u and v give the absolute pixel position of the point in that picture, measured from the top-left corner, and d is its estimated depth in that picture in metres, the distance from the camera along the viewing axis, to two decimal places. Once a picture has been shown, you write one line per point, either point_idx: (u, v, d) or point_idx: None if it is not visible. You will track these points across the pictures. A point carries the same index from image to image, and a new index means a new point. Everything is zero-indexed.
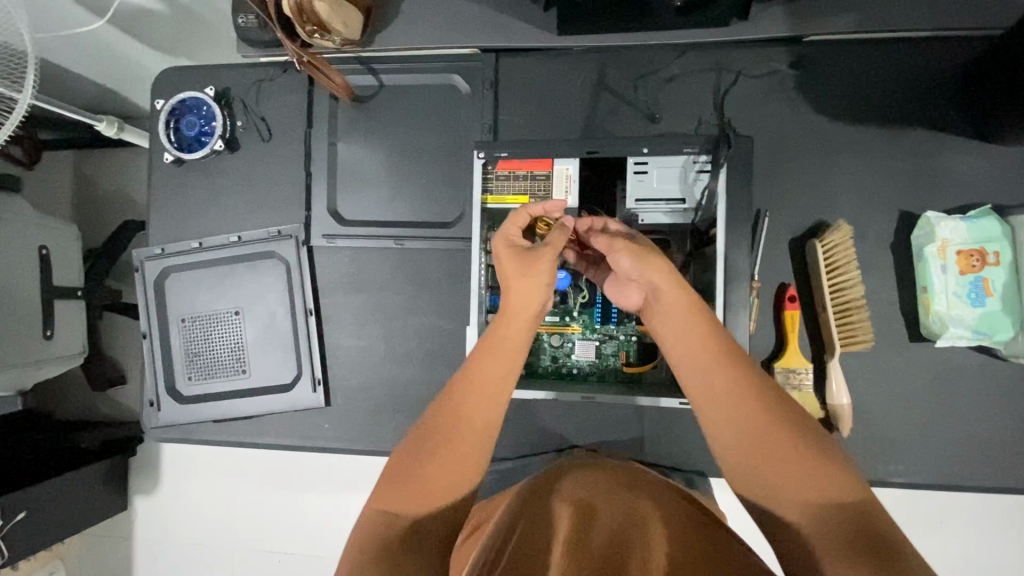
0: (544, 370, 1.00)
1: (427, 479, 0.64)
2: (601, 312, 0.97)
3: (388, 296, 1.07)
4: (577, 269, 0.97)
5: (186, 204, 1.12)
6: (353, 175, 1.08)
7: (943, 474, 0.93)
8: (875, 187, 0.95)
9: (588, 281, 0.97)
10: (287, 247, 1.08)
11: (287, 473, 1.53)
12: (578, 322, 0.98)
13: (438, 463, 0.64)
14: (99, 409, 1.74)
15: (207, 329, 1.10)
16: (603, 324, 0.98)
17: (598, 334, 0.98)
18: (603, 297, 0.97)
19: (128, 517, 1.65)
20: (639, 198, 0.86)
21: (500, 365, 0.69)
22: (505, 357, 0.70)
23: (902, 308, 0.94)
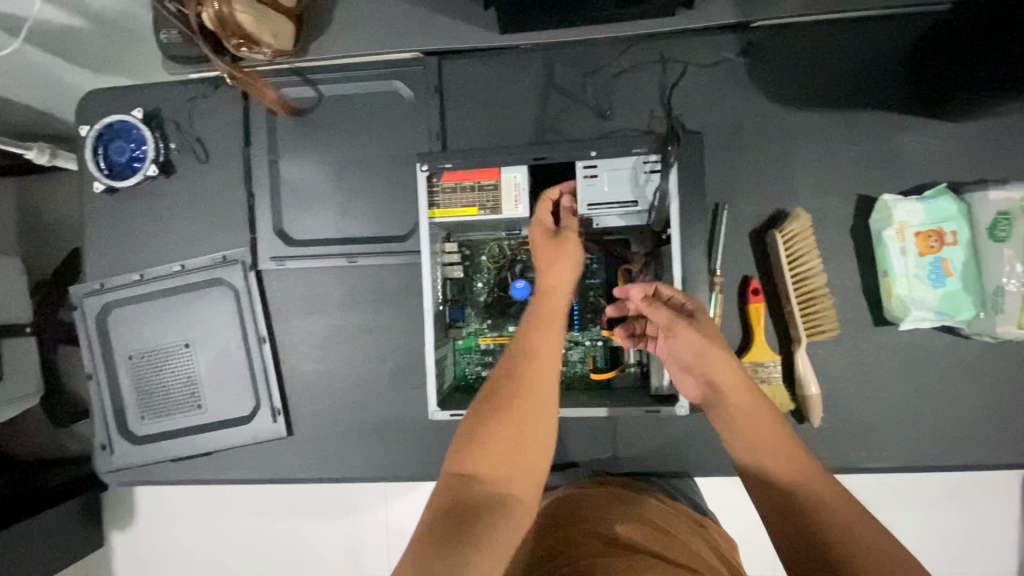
0: None
1: (508, 456, 0.62)
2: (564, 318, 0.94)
3: (346, 316, 1.03)
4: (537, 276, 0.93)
5: (123, 235, 1.06)
6: (298, 193, 1.03)
7: (914, 457, 0.93)
8: (832, 172, 0.94)
9: None
10: (235, 272, 1.02)
11: (264, 501, 1.49)
12: None
13: (512, 425, 0.64)
14: (63, 447, 1.67)
15: (158, 364, 1.05)
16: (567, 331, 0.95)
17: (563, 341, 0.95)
18: None
19: (101, 557, 1.58)
20: (591, 203, 0.83)
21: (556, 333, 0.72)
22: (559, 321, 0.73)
23: (865, 293, 0.93)
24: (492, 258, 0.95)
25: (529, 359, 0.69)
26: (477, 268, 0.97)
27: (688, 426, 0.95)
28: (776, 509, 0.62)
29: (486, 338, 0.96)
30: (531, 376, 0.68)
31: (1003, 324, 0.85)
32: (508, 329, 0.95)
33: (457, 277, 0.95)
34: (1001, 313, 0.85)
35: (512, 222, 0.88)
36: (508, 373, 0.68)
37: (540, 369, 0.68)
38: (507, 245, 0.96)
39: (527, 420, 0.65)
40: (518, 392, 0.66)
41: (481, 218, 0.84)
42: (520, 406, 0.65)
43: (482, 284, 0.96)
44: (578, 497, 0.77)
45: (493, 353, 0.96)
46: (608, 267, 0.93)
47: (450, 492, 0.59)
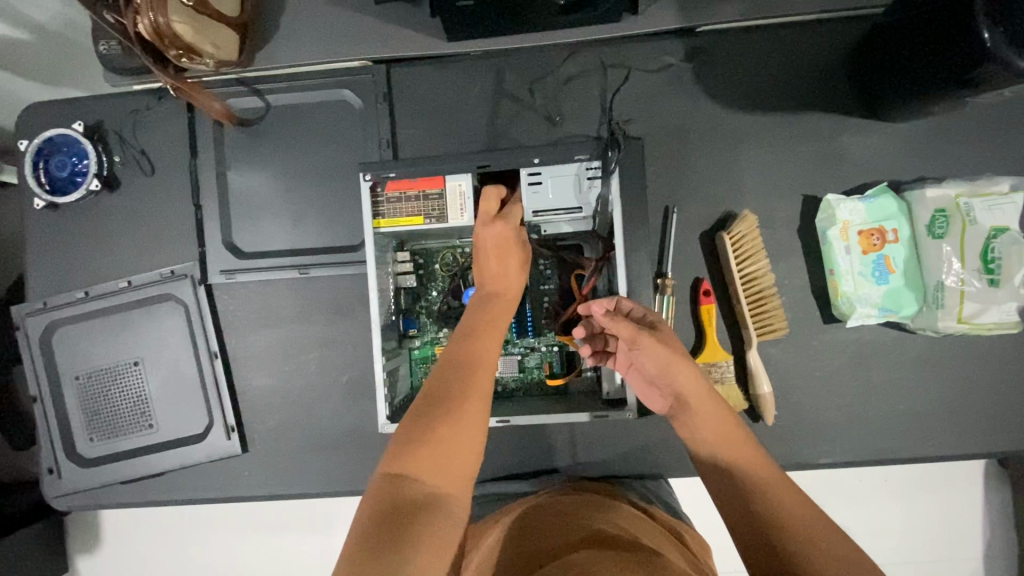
0: None
1: (438, 455, 0.58)
2: (517, 325, 0.93)
3: (300, 329, 1.01)
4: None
5: (66, 252, 1.03)
6: (248, 205, 1.01)
7: (866, 451, 0.95)
8: (778, 173, 0.96)
9: None
10: (184, 287, 1.00)
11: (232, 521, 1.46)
12: None
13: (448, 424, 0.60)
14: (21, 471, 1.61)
15: (105, 384, 1.02)
16: (521, 337, 0.94)
17: (519, 348, 0.95)
18: (517, 309, 0.93)
19: None
20: (536, 210, 0.83)
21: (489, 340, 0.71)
22: (490, 331, 0.72)
23: (814, 291, 0.95)
24: (445, 266, 0.95)
25: (469, 364, 0.67)
26: (431, 276, 0.96)
27: (646, 428, 0.96)
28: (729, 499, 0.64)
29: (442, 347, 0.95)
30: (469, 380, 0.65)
31: (944, 319, 0.87)
32: None
33: (410, 286, 0.94)
34: (942, 308, 0.87)
35: (462, 231, 0.87)
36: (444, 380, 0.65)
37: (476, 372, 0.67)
38: (461, 253, 0.95)
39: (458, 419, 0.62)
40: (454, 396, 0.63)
41: (426, 227, 0.82)
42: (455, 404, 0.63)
43: (436, 293, 0.95)
44: (548, 505, 0.76)
45: None
46: (561, 271, 0.94)
47: (382, 497, 0.54)
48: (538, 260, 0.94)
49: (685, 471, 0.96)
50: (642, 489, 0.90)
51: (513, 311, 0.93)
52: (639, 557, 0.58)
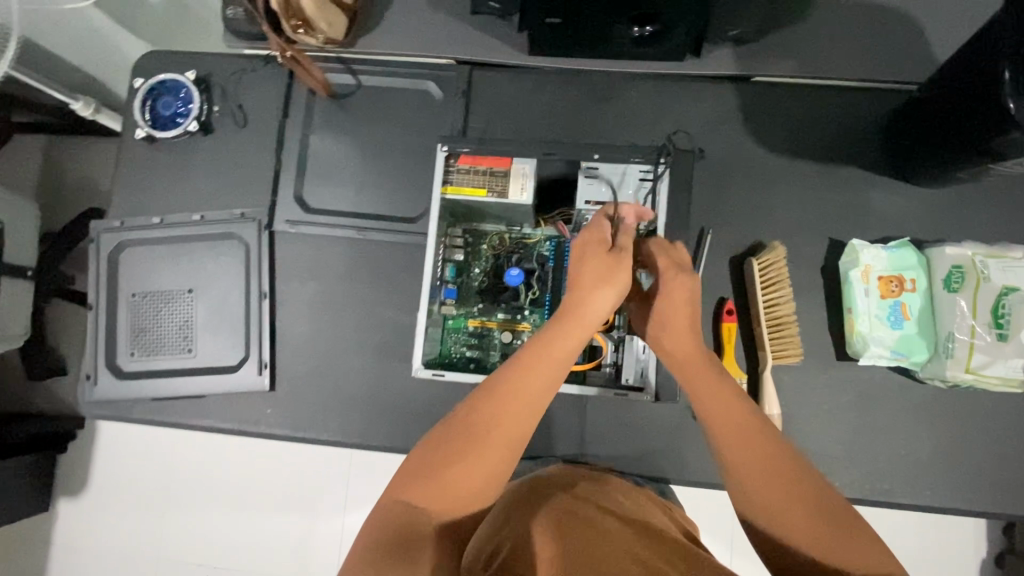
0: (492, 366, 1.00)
1: (448, 494, 0.63)
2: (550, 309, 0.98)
3: (346, 285, 1.08)
4: (531, 268, 0.99)
5: (151, 181, 1.13)
6: (323, 166, 1.11)
7: (866, 490, 0.97)
8: (809, 214, 1.04)
9: (539, 279, 0.99)
10: (249, 229, 1.09)
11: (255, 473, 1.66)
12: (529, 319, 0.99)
13: (465, 463, 0.64)
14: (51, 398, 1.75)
15: (158, 305, 1.09)
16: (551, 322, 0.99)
17: None
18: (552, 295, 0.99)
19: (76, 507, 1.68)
20: (588, 199, 0.93)
21: (542, 380, 0.70)
22: (551, 370, 0.71)
23: (831, 328, 1.01)
24: (492, 248, 1.02)
25: (497, 398, 0.68)
26: (477, 255, 1.03)
27: (656, 431, 1.00)
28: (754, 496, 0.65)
29: (476, 320, 1.01)
30: (506, 415, 0.67)
31: (951, 368, 0.92)
32: (497, 315, 1.01)
33: (457, 259, 1.01)
34: (951, 358, 0.92)
35: (517, 212, 0.95)
36: (470, 421, 0.67)
37: (511, 409, 0.67)
38: (508, 237, 1.02)
39: (478, 458, 0.65)
40: (481, 437, 0.66)
41: (489, 200, 0.91)
42: (484, 443, 0.65)
43: (478, 270, 1.02)
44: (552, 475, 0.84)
45: (480, 336, 1.01)
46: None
47: (399, 520, 0.61)
48: None
49: (688, 479, 0.98)
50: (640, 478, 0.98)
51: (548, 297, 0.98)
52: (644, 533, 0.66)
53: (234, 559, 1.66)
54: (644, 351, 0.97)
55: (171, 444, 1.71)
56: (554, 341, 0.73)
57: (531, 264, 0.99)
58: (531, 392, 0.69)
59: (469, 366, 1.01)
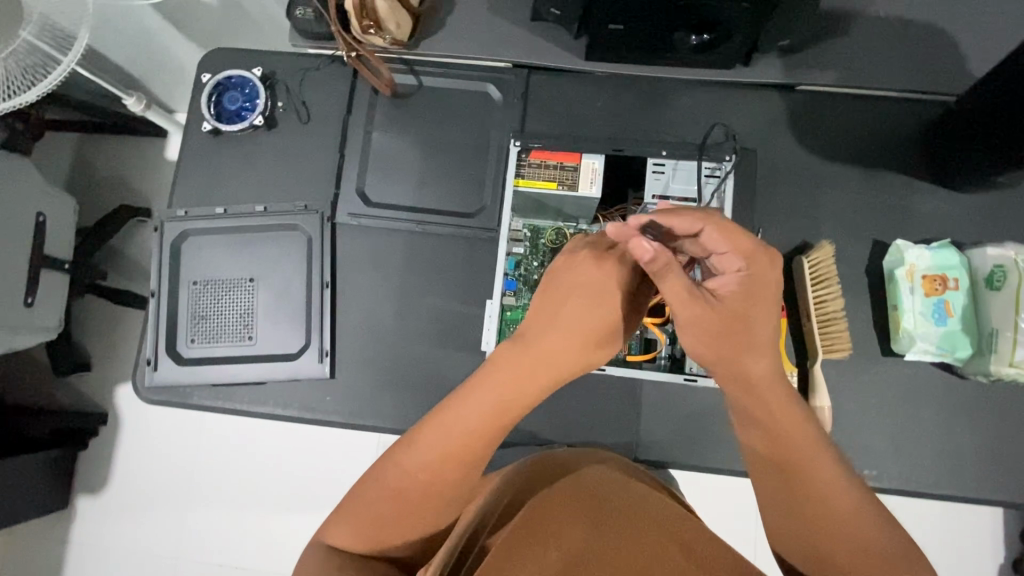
0: None
1: (386, 522, 0.71)
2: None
3: (405, 277, 1.11)
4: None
5: (214, 172, 1.16)
6: (384, 162, 1.15)
7: (914, 482, 1.00)
8: (854, 216, 1.08)
9: None
10: (313, 221, 1.12)
11: (286, 470, 1.66)
12: None
13: (391, 503, 0.71)
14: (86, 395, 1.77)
15: (219, 293, 1.11)
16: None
17: None
18: None
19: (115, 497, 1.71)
20: (656, 194, 1.00)
21: (462, 420, 0.71)
22: (475, 414, 0.71)
23: (876, 324, 1.05)
24: (551, 242, 1.04)
25: (421, 440, 0.71)
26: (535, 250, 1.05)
27: (709, 421, 1.03)
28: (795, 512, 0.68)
29: None
30: (423, 460, 0.70)
31: (996, 363, 0.97)
32: None
33: (517, 253, 1.04)
34: (995, 354, 0.97)
35: (584, 207, 1.01)
36: (397, 467, 0.71)
37: (428, 450, 0.70)
38: (567, 233, 1.04)
39: (405, 496, 0.70)
40: (411, 478, 0.70)
41: (558, 192, 0.98)
42: (410, 486, 0.70)
43: (538, 264, 1.04)
44: (550, 456, 0.78)
45: None
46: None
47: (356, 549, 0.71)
48: None
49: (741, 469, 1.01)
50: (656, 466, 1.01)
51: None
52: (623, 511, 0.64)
53: (258, 559, 1.64)
54: None
55: (201, 440, 1.71)
56: (474, 386, 0.73)
57: None
58: (446, 435, 0.71)
59: None
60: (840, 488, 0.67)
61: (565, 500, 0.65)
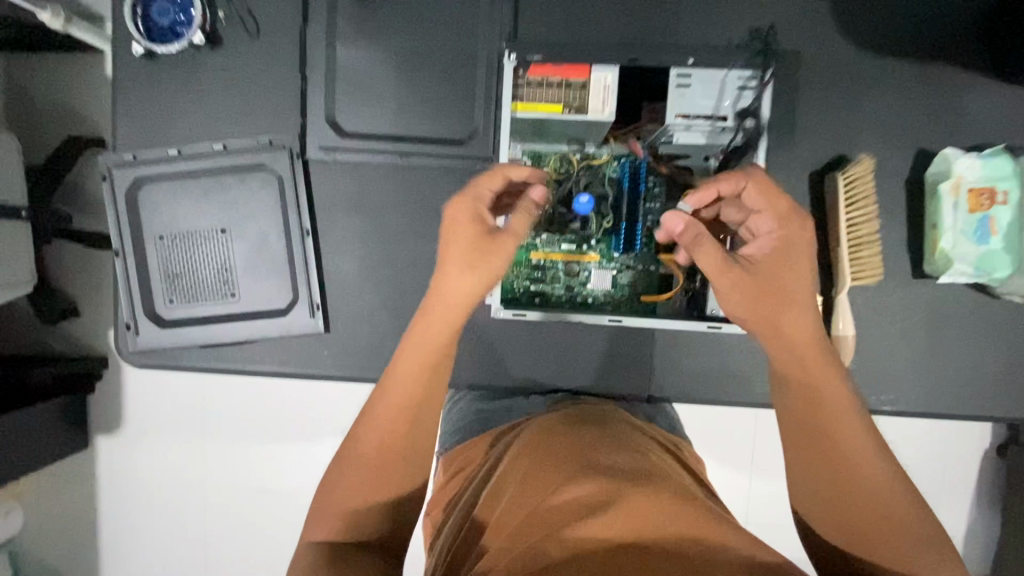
0: (558, 299, 0.97)
1: (359, 494, 0.65)
2: (625, 238, 0.92)
3: (392, 218, 1.00)
4: (601, 194, 0.93)
5: (157, 104, 0.99)
6: (353, 81, 0.98)
7: (930, 404, 0.99)
8: (897, 121, 0.95)
9: (612, 206, 0.93)
10: (281, 159, 0.98)
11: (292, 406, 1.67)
12: (596, 250, 0.94)
13: (364, 472, 0.66)
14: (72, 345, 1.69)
15: (190, 246, 1.01)
16: (624, 252, 0.94)
17: (615, 264, 0.95)
18: (627, 221, 0.92)
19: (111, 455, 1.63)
20: (680, 113, 0.88)
21: (415, 373, 0.68)
22: (424, 365, 0.68)
23: (908, 245, 0.97)
24: (554, 171, 0.93)
25: (381, 398, 0.68)
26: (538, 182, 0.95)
27: (725, 356, 0.99)
28: (827, 481, 0.61)
29: (539, 254, 0.94)
30: (383, 419, 0.67)
31: None
32: (563, 246, 0.94)
33: None
34: None
35: (592, 131, 0.90)
36: (362, 432, 0.68)
37: (388, 408, 0.67)
38: (574, 158, 0.94)
39: (376, 462, 0.66)
40: (379, 444, 0.67)
41: (562, 116, 0.87)
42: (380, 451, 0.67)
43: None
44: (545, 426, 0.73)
45: (544, 268, 0.95)
46: (670, 193, 0.93)
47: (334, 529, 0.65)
48: (651, 177, 0.92)
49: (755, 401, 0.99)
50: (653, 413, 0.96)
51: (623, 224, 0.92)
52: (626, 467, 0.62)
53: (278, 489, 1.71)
54: None
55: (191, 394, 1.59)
56: (415, 338, 0.69)
57: (603, 189, 0.93)
58: (404, 388, 0.68)
59: (534, 301, 0.97)
60: (882, 461, 0.59)
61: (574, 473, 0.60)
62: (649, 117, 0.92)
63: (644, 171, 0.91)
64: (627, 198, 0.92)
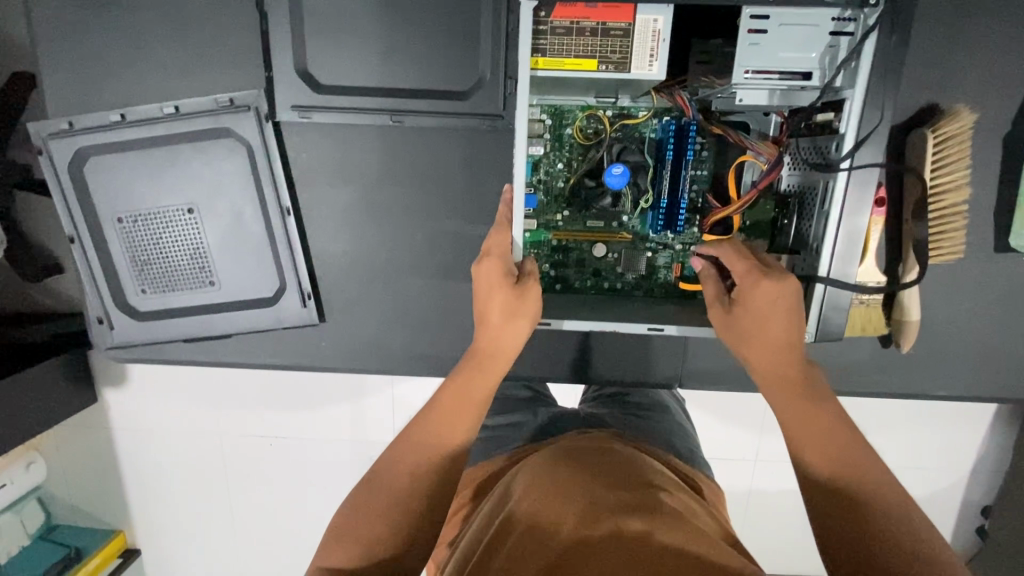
0: (583, 285, 0.82)
1: (371, 520, 0.56)
2: (665, 215, 0.75)
3: (386, 191, 0.85)
4: (637, 162, 0.75)
5: (90, 59, 0.81)
6: (326, 20, 0.78)
7: (992, 389, 0.89)
8: (1003, 59, 0.76)
9: (652, 177, 0.76)
10: (246, 122, 0.81)
11: None
12: (628, 228, 0.78)
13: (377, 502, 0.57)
14: None
15: (154, 229, 0.87)
16: (663, 231, 0.77)
17: (651, 244, 0.79)
18: (670, 197, 0.74)
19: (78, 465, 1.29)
20: (752, 69, 0.65)
21: (458, 418, 0.62)
22: (471, 412, 0.63)
23: (994, 214, 0.82)
24: (580, 131, 0.76)
25: (420, 434, 0.61)
26: (561, 145, 0.77)
27: None
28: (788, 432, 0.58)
29: (561, 233, 0.79)
30: (415, 453, 0.60)
31: None
32: (593, 225, 0.78)
33: (538, 153, 0.76)
34: None
35: (632, 86, 0.70)
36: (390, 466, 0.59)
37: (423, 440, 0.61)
38: (607, 115, 0.76)
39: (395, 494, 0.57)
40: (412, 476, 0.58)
41: (601, 75, 0.65)
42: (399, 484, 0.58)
43: (562, 166, 0.77)
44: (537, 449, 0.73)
45: (566, 250, 0.80)
46: (720, 158, 0.77)
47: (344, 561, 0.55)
48: (699, 139, 0.75)
49: None
50: (673, 430, 0.84)
51: (665, 200, 0.74)
52: (607, 460, 0.62)
53: None
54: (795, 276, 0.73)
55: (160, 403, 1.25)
56: (469, 384, 0.64)
57: (642, 158, 0.76)
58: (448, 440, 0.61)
59: (553, 288, 0.82)
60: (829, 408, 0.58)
61: (552, 461, 0.62)
62: (701, 67, 0.73)
63: (693, 132, 0.73)
64: (671, 167, 0.74)
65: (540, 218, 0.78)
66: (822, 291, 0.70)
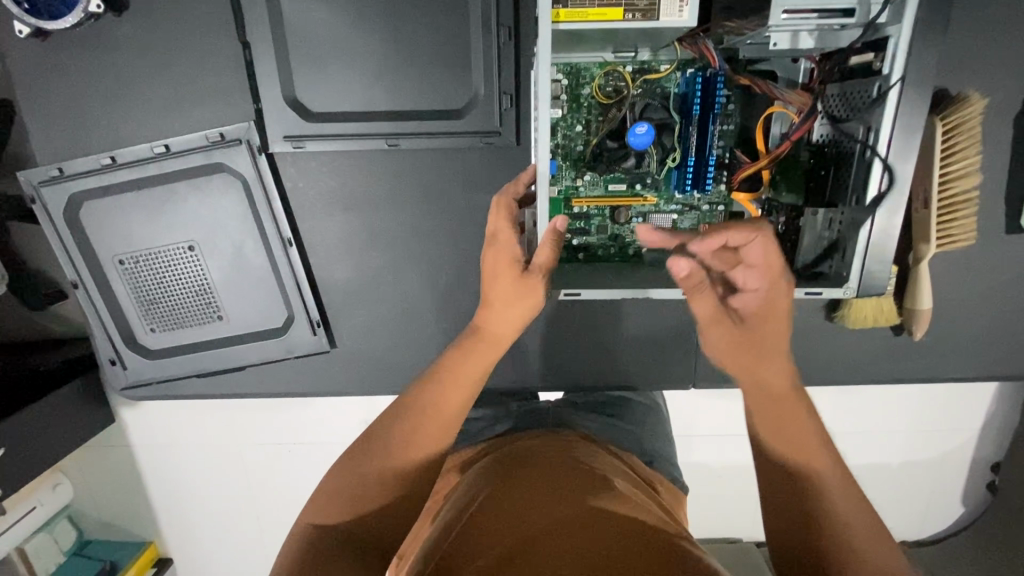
0: (605, 252, 0.79)
1: (366, 479, 0.54)
2: (692, 176, 0.71)
3: (387, 215, 0.84)
4: (661, 120, 0.70)
5: (74, 104, 0.79)
6: (311, 45, 0.76)
7: (1008, 367, 0.89)
8: (1005, 40, 0.75)
9: (680, 134, 0.71)
10: (238, 154, 0.79)
11: None
12: (651, 190, 0.74)
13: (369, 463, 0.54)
14: None
15: (155, 267, 0.86)
16: (688, 192, 0.74)
17: (676, 206, 0.75)
18: (697, 152, 0.70)
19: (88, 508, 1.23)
20: (791, 8, 0.57)
21: (456, 395, 0.59)
22: (464, 390, 0.60)
23: (1002, 194, 0.81)
24: (599, 92, 0.72)
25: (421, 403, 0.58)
26: (578, 109, 0.73)
27: None
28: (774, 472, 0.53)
29: (581, 200, 0.75)
30: (418, 419, 0.57)
31: None
32: (616, 188, 0.74)
33: (557, 117, 0.72)
34: None
35: (653, 36, 0.61)
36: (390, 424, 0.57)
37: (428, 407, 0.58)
38: (630, 73, 0.71)
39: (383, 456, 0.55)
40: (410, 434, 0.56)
41: (625, 26, 0.57)
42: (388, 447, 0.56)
43: (581, 128, 0.73)
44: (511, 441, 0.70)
45: (586, 217, 0.76)
46: (748, 111, 0.72)
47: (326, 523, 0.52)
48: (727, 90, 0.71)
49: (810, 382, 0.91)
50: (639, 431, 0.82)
51: (692, 158, 0.71)
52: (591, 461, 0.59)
53: None
54: (830, 228, 0.69)
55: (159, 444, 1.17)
56: (469, 360, 0.61)
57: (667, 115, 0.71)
58: (444, 416, 0.58)
59: (575, 257, 0.79)
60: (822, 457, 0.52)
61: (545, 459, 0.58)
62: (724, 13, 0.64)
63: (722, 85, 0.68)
64: (699, 119, 0.69)
65: (558, 185, 0.74)
66: (863, 242, 0.66)
